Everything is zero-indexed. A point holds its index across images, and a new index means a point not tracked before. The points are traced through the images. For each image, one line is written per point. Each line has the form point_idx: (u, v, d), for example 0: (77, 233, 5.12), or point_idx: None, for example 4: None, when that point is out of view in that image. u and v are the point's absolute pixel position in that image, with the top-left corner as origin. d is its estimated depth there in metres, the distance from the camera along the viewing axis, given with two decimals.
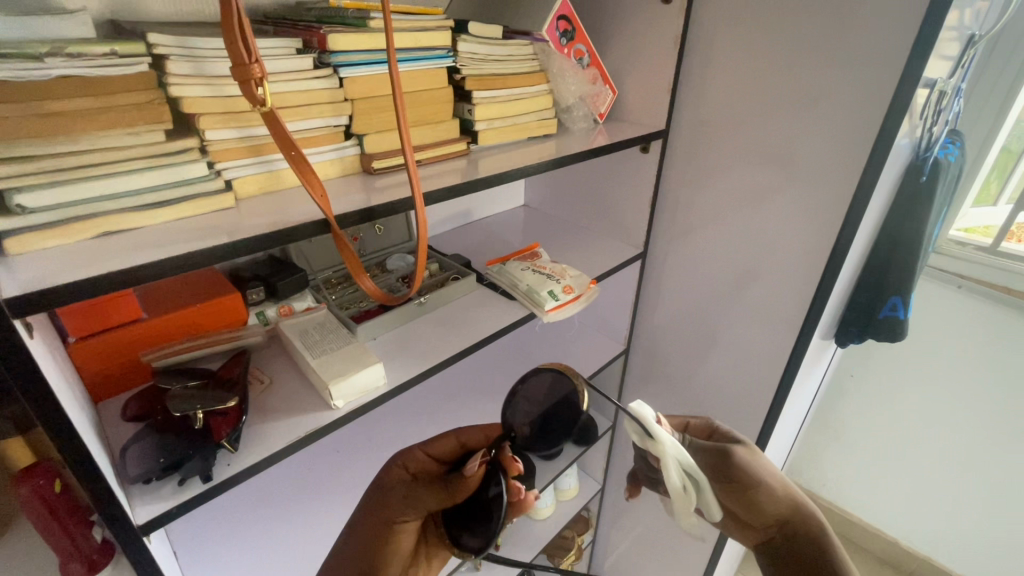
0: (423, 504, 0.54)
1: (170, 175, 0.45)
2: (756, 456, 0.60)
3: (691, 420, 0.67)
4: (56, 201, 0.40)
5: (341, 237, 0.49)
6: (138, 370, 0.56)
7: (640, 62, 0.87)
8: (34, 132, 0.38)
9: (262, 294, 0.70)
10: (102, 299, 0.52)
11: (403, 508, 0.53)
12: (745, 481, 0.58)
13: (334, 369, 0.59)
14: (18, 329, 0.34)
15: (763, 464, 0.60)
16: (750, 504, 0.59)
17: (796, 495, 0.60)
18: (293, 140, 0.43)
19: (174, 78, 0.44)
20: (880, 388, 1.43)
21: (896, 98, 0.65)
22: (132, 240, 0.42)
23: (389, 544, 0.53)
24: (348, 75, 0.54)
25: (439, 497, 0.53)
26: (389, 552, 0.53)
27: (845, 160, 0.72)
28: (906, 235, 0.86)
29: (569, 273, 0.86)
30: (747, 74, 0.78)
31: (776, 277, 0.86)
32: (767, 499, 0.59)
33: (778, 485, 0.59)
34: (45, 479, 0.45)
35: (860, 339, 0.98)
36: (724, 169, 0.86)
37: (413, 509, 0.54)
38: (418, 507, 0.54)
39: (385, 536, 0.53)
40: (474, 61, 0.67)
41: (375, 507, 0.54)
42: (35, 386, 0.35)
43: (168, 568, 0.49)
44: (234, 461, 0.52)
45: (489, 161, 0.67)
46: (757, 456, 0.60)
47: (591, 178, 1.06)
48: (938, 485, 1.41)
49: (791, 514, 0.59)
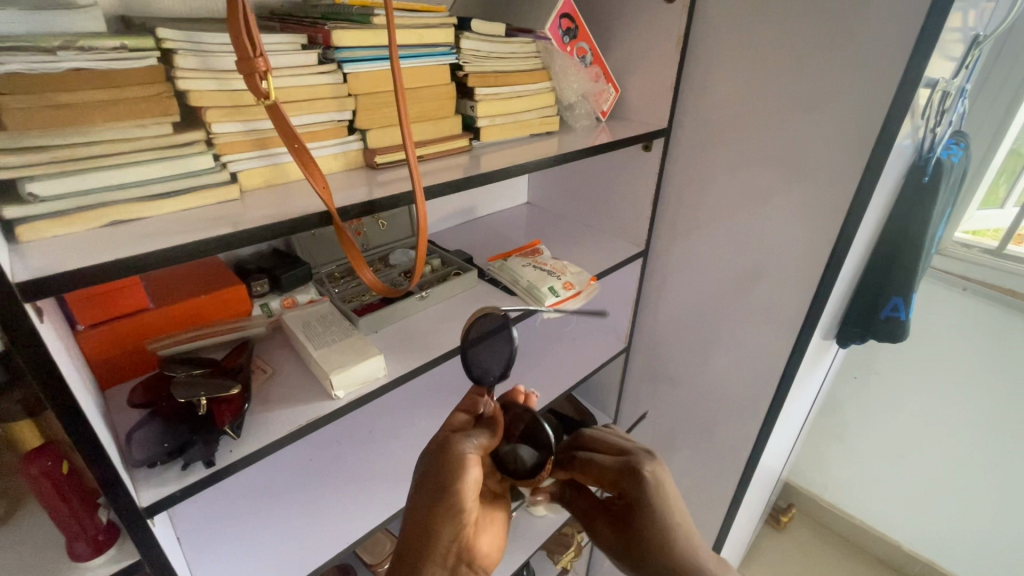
0: (480, 438, 0.47)
1: (176, 167, 0.46)
2: (667, 479, 0.53)
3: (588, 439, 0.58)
4: (66, 190, 0.41)
5: (343, 230, 0.50)
6: (144, 358, 0.58)
7: (643, 61, 0.88)
8: (46, 123, 0.39)
9: (266, 286, 0.71)
10: (110, 288, 0.53)
11: (463, 441, 0.46)
12: (644, 519, 0.51)
13: (336, 360, 0.60)
14: (28, 312, 0.35)
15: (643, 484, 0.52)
16: (648, 553, 0.50)
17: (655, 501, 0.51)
18: (297, 134, 0.44)
19: (182, 72, 0.45)
20: (882, 389, 1.43)
21: (897, 99, 0.65)
22: (140, 230, 0.43)
23: (460, 475, 0.45)
24: (352, 71, 0.55)
25: (486, 433, 0.48)
26: (461, 486, 0.45)
27: (846, 159, 0.72)
28: (908, 237, 0.86)
29: (569, 269, 0.86)
30: (750, 72, 0.78)
31: (777, 276, 0.86)
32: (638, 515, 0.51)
33: (676, 520, 0.51)
34: (53, 461, 0.44)
35: (862, 339, 0.98)
36: (725, 168, 0.87)
37: (473, 440, 0.47)
38: (477, 439, 0.47)
39: (460, 468, 0.45)
40: (477, 58, 0.68)
41: (427, 456, 0.47)
42: (44, 370, 0.36)
43: (171, 551, 0.51)
44: (237, 448, 0.53)
45: (491, 157, 0.68)
46: (656, 471, 0.52)
47: (593, 176, 1.06)
48: (940, 488, 1.41)
49: (679, 543, 0.50)
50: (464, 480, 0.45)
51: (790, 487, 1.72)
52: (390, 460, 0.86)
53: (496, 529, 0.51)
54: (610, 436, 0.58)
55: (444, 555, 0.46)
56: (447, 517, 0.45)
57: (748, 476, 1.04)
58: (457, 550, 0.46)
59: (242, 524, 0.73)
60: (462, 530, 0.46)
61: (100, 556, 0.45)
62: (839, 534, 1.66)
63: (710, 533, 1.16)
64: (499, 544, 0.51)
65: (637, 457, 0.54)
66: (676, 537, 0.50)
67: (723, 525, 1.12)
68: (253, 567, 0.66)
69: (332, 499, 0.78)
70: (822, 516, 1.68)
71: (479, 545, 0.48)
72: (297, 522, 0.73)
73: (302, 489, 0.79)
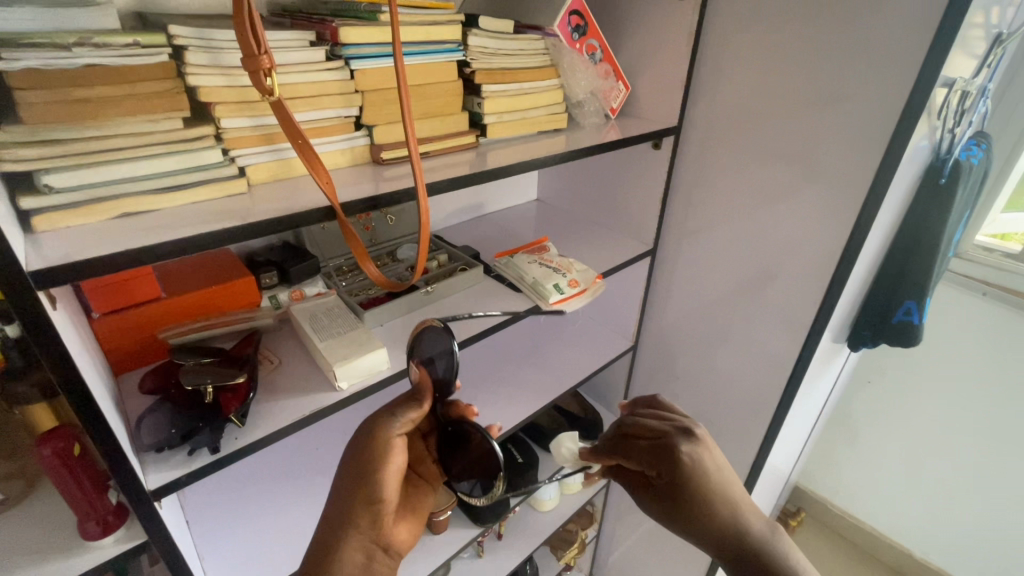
0: (408, 416, 0.51)
1: (186, 160, 0.48)
2: (707, 455, 0.53)
3: (626, 426, 0.58)
4: (80, 182, 0.42)
5: (347, 224, 0.51)
6: (155, 346, 0.59)
7: (654, 58, 0.87)
8: (63, 117, 0.41)
9: (275, 278, 0.72)
10: (124, 277, 0.55)
11: (393, 421, 0.51)
12: (687, 493, 0.51)
13: (339, 352, 0.61)
14: (41, 299, 0.36)
15: (690, 464, 0.52)
16: (697, 523, 0.51)
17: (702, 479, 0.51)
18: (300, 130, 0.45)
19: (193, 68, 0.46)
20: (896, 394, 1.40)
21: (913, 99, 0.64)
22: (150, 222, 0.44)
23: (383, 458, 0.49)
24: (359, 67, 0.56)
25: (415, 407, 0.52)
26: (384, 471, 0.49)
27: (859, 160, 0.71)
28: (923, 240, 0.84)
29: (575, 267, 0.86)
30: (762, 71, 0.77)
31: (787, 277, 0.85)
32: (687, 496, 0.51)
33: (721, 489, 0.51)
34: (65, 443, 0.45)
35: (873, 343, 0.96)
36: (735, 167, 0.86)
37: (402, 420, 0.51)
38: (406, 417, 0.51)
39: (386, 450, 0.49)
40: (485, 55, 0.68)
41: (354, 439, 0.50)
42: (57, 357, 0.37)
43: (176, 534, 0.53)
44: (242, 436, 0.55)
45: (497, 154, 0.68)
46: (693, 450, 0.52)
47: (603, 173, 1.06)
48: (954, 497, 1.38)
49: (726, 513, 0.50)
50: (387, 466, 0.49)
51: (800, 491, 1.71)
52: None
53: (415, 519, 0.55)
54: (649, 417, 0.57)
55: (360, 540, 0.48)
56: (366, 501, 0.49)
57: (753, 479, 1.03)
58: (377, 536, 0.49)
59: (250, 508, 0.75)
60: (381, 517, 0.49)
61: (109, 535, 0.47)
62: (849, 540, 1.64)
63: None
64: (415, 534, 0.54)
65: (674, 438, 0.53)
66: (721, 506, 0.51)
67: None
68: (260, 553, 0.68)
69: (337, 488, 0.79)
70: (831, 521, 1.66)
71: (396, 535, 0.51)
72: (303, 509, 0.75)
73: (308, 477, 0.80)
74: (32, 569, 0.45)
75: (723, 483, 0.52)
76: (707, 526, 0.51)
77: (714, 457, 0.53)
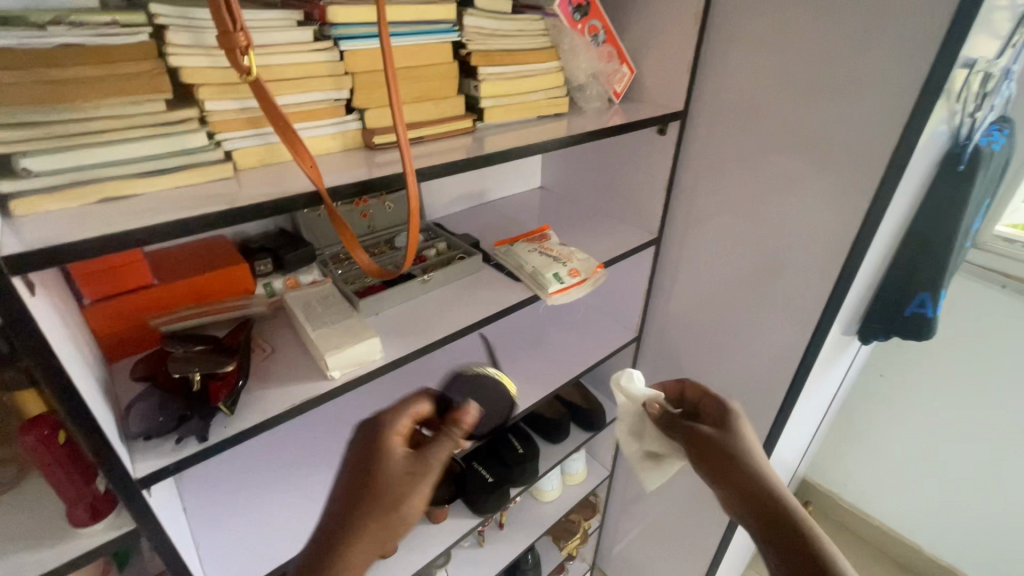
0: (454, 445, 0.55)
1: (170, 145, 0.47)
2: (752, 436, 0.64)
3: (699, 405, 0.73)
4: (59, 166, 0.42)
5: (336, 211, 0.50)
6: (147, 333, 0.59)
7: (660, 40, 0.84)
8: (39, 98, 0.40)
9: (270, 265, 0.71)
10: (119, 264, 0.56)
11: (436, 451, 0.53)
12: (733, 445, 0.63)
13: (331, 341, 0.60)
14: (16, 285, 0.36)
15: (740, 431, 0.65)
16: (730, 489, 0.60)
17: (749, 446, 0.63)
18: (281, 111, 0.43)
19: (174, 48, 0.45)
20: (908, 388, 1.37)
21: (931, 81, 0.61)
22: (132, 207, 0.43)
23: (411, 484, 0.50)
24: (348, 48, 0.54)
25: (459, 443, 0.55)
26: (406, 496, 0.49)
27: (871, 147, 0.68)
28: (940, 230, 0.81)
29: (576, 256, 0.84)
30: (771, 53, 0.74)
31: (795, 268, 0.83)
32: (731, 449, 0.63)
33: (755, 465, 0.60)
34: (50, 429, 0.45)
35: (885, 336, 0.93)
36: (743, 153, 0.83)
37: (439, 450, 0.53)
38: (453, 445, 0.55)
39: (419, 478, 0.51)
40: (481, 36, 0.65)
41: (384, 456, 0.51)
42: (36, 345, 0.37)
43: (165, 520, 0.53)
44: (230, 424, 0.54)
45: (495, 139, 0.66)
46: (732, 430, 0.65)
47: (608, 159, 1.03)
48: (967, 494, 1.35)
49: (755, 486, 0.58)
50: (416, 492, 0.50)
51: (807, 484, 1.68)
52: None
53: None
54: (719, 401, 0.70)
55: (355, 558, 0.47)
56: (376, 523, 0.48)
57: None
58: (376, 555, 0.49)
59: (248, 495, 0.75)
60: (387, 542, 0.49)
61: (97, 521, 0.47)
62: (858, 534, 1.62)
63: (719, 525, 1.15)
64: None
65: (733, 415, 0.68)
66: (749, 468, 0.60)
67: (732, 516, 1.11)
68: (257, 540, 0.68)
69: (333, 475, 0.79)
70: (839, 514, 1.64)
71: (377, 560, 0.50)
72: (301, 496, 0.75)
73: (306, 464, 0.80)
74: (23, 554, 0.45)
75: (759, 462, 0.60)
76: (738, 475, 0.60)
77: (752, 440, 0.64)
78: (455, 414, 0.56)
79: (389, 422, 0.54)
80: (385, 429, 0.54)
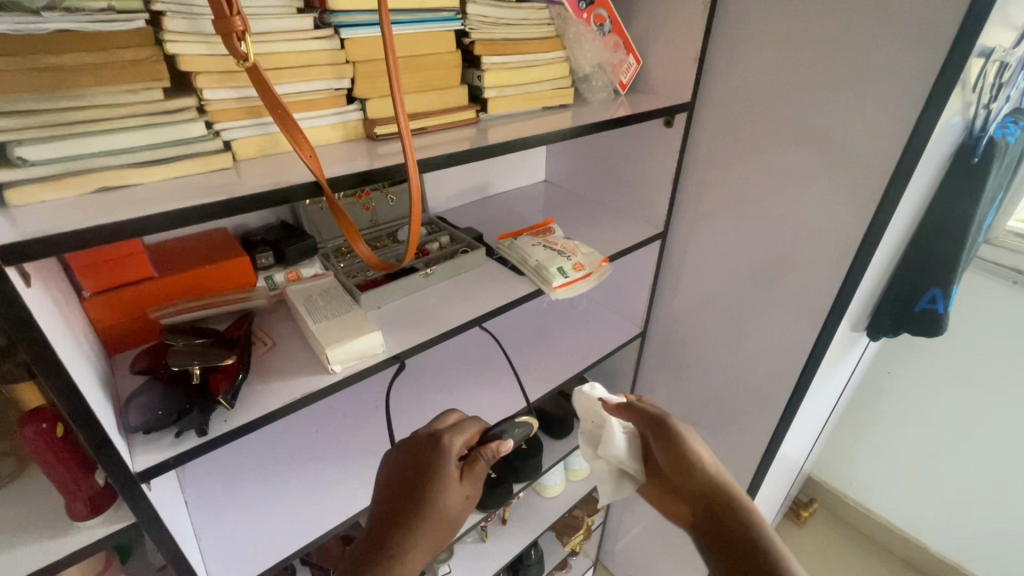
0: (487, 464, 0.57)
1: (168, 134, 0.46)
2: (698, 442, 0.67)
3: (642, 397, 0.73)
4: (55, 155, 0.41)
5: (336, 202, 0.49)
6: (147, 326, 0.58)
7: (666, 30, 0.82)
8: (31, 87, 0.39)
9: (271, 258, 0.70)
10: (115, 255, 0.54)
11: (477, 477, 0.56)
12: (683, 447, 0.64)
13: (332, 334, 0.59)
14: (9, 275, 0.35)
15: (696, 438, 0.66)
16: (698, 497, 0.60)
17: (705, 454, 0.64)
18: (280, 100, 0.42)
19: (170, 35, 0.44)
20: (914, 385, 1.36)
21: (946, 71, 0.59)
22: (129, 197, 0.43)
23: (461, 507, 0.54)
24: (349, 36, 0.53)
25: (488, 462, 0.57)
26: (457, 519, 0.54)
27: (883, 138, 0.67)
28: (952, 225, 0.80)
29: (580, 250, 0.83)
30: (780, 43, 0.73)
31: (803, 263, 0.81)
32: (690, 454, 0.63)
33: (720, 476, 0.61)
34: (49, 424, 0.44)
35: (894, 332, 0.92)
36: (751, 146, 0.82)
37: (479, 477, 0.56)
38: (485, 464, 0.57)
39: (465, 501, 0.55)
40: (485, 25, 0.64)
41: (442, 479, 0.54)
42: (30, 338, 0.36)
43: (166, 513, 0.53)
44: (231, 419, 0.54)
45: (498, 130, 0.65)
46: (694, 439, 0.65)
47: (613, 152, 1.02)
48: (974, 492, 1.34)
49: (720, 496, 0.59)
50: (461, 513, 0.54)
51: (812, 481, 1.67)
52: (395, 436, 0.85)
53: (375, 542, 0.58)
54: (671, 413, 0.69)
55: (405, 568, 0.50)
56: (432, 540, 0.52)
57: (765, 469, 1.01)
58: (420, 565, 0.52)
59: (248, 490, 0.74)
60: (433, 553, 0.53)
61: (97, 516, 0.47)
62: (862, 532, 1.61)
63: None
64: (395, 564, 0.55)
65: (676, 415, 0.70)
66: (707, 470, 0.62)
67: None
68: (258, 533, 0.68)
69: (335, 470, 0.78)
70: (844, 511, 1.63)
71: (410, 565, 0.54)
72: (302, 490, 0.74)
73: (308, 459, 0.80)
74: (21, 547, 0.45)
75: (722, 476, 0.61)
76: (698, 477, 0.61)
77: (710, 454, 0.64)
78: (497, 445, 0.59)
79: (447, 443, 0.57)
80: (445, 453, 0.56)
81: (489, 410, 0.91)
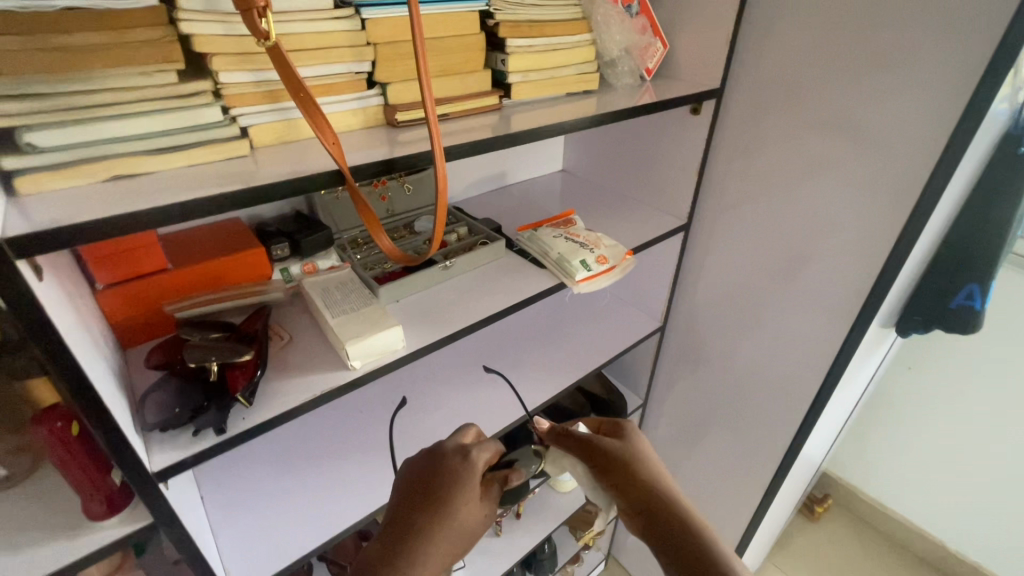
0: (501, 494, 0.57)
1: (182, 119, 0.44)
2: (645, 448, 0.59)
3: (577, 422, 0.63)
4: (66, 141, 0.39)
5: (357, 191, 0.47)
6: (162, 319, 0.57)
7: (696, 12, 0.79)
8: (40, 68, 0.37)
9: (287, 250, 0.68)
10: (128, 246, 0.53)
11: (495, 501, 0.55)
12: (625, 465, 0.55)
13: (351, 329, 0.57)
14: (21, 268, 0.33)
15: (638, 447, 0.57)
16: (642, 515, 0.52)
17: (649, 466, 0.55)
18: (303, 84, 0.40)
19: (186, 14, 0.41)
20: (938, 382, 1.32)
21: (1000, 54, 0.56)
22: (144, 186, 0.41)
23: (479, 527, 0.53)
24: (370, 17, 0.51)
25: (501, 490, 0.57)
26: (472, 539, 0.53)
27: (927, 126, 0.64)
28: (992, 218, 0.76)
29: (603, 242, 0.81)
30: (818, 25, 0.69)
31: (835, 256, 0.78)
32: (630, 473, 0.54)
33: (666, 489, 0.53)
34: (63, 422, 0.42)
35: (925, 329, 0.89)
36: (782, 134, 0.78)
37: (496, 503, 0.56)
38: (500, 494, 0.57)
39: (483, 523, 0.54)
40: (510, 5, 0.61)
41: (468, 500, 0.52)
42: (44, 335, 0.34)
43: (183, 512, 0.51)
44: (249, 416, 0.52)
45: (522, 117, 0.62)
46: (633, 450, 0.57)
47: (636, 141, 0.98)
48: (998, 492, 1.30)
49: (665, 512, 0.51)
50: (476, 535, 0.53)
51: (827, 478, 1.65)
52: (411, 431, 0.84)
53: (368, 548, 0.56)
54: (629, 430, 0.59)
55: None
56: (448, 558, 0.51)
57: (786, 467, 0.98)
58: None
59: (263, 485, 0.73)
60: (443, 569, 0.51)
61: (113, 515, 0.46)
62: (878, 530, 1.58)
63: (742, 520, 1.12)
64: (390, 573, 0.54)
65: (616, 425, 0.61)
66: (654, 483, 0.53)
67: (755, 512, 1.08)
68: (274, 530, 0.67)
69: (351, 466, 0.77)
70: (860, 509, 1.61)
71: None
72: (317, 487, 0.73)
73: (322, 455, 0.78)
74: (36, 547, 0.43)
75: (671, 491, 0.53)
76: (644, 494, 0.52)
77: (654, 465, 0.55)
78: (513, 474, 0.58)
79: (476, 461, 0.55)
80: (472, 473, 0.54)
81: (506, 406, 0.89)
